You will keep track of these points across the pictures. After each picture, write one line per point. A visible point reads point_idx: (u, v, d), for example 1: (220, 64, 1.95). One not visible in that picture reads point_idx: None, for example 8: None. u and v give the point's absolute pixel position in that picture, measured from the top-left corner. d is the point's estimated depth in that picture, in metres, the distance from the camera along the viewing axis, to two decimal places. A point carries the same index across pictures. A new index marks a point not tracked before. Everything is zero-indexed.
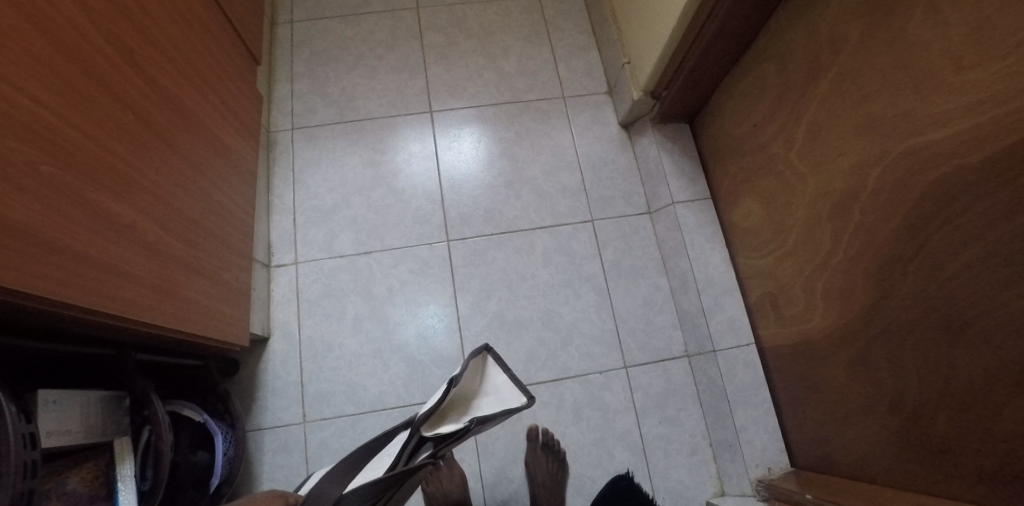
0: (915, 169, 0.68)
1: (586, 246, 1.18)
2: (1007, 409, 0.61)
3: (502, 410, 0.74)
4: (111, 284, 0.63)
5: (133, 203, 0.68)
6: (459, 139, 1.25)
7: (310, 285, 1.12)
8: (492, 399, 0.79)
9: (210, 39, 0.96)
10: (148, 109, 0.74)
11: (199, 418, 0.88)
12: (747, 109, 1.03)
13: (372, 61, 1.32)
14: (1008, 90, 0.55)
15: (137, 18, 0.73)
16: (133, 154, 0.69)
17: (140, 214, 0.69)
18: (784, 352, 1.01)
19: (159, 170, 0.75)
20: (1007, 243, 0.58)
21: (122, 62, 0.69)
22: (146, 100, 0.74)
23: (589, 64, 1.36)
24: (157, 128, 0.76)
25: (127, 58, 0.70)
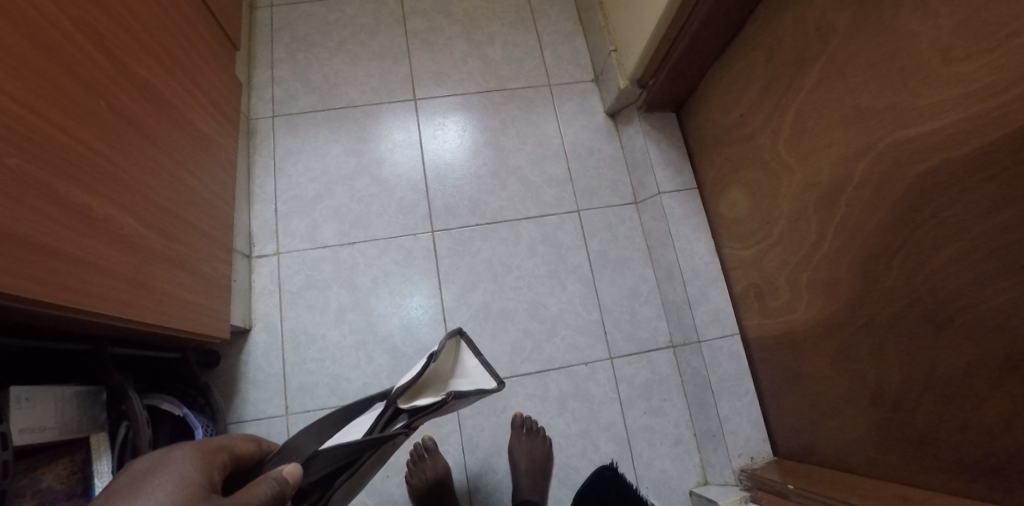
0: (902, 161, 0.67)
1: (571, 237, 1.17)
2: (990, 402, 0.61)
3: (476, 389, 0.72)
4: (86, 279, 0.61)
5: (108, 196, 0.67)
6: (443, 128, 1.23)
7: (292, 276, 1.10)
8: (466, 381, 0.77)
9: (187, 27, 0.94)
10: (123, 100, 0.72)
11: (178, 412, 0.87)
12: (733, 98, 1.02)
13: (354, 48, 1.29)
14: (998, 83, 0.54)
15: (110, 4, 0.71)
16: (107, 146, 0.67)
17: (114, 206, 0.68)
18: (768, 343, 1.01)
19: (137, 163, 0.74)
20: (994, 237, 0.57)
21: (94, 50, 0.67)
22: (122, 90, 0.72)
23: (575, 51, 1.34)
24: (132, 118, 0.74)
25: (99, 46, 0.68)
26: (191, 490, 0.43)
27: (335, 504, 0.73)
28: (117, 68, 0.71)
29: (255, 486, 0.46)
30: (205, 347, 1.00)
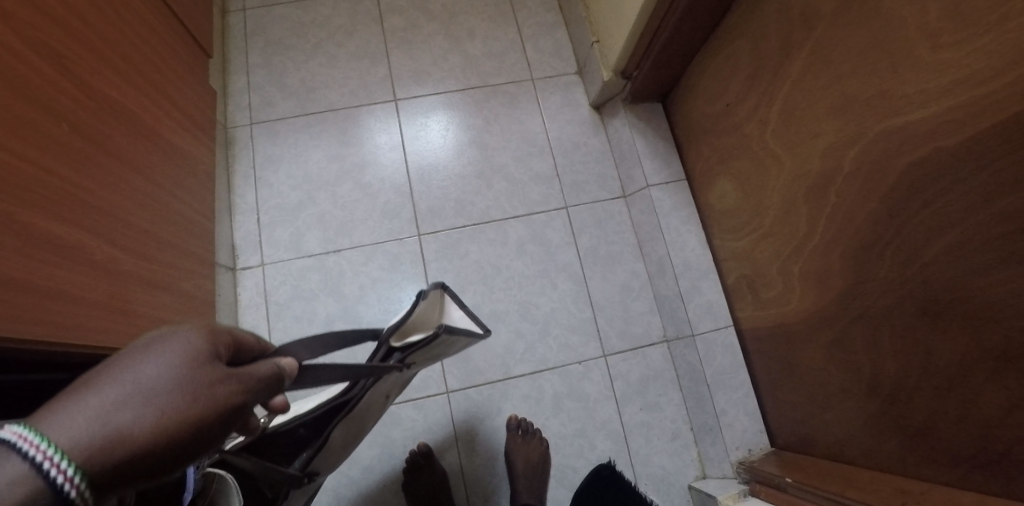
0: (892, 150, 0.65)
1: (560, 234, 1.16)
2: (987, 395, 0.60)
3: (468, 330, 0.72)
4: (59, 310, 0.60)
5: (77, 222, 0.64)
6: (426, 129, 1.21)
7: (278, 287, 1.09)
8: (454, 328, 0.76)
9: (154, 38, 0.91)
10: (90, 121, 0.70)
11: None
12: (719, 87, 1.00)
13: (331, 49, 1.26)
14: (989, 69, 0.52)
15: (67, 20, 0.68)
16: (73, 169, 0.65)
17: (85, 232, 0.66)
18: (762, 334, 0.99)
19: (108, 186, 0.72)
20: (988, 227, 0.56)
21: (53, 69, 0.64)
22: (87, 110, 0.70)
23: (558, 43, 1.31)
24: (100, 137, 0.71)
25: (58, 65, 0.65)
26: (206, 355, 0.29)
27: (337, 446, 0.77)
28: (81, 87, 0.69)
29: (253, 363, 0.33)
30: None
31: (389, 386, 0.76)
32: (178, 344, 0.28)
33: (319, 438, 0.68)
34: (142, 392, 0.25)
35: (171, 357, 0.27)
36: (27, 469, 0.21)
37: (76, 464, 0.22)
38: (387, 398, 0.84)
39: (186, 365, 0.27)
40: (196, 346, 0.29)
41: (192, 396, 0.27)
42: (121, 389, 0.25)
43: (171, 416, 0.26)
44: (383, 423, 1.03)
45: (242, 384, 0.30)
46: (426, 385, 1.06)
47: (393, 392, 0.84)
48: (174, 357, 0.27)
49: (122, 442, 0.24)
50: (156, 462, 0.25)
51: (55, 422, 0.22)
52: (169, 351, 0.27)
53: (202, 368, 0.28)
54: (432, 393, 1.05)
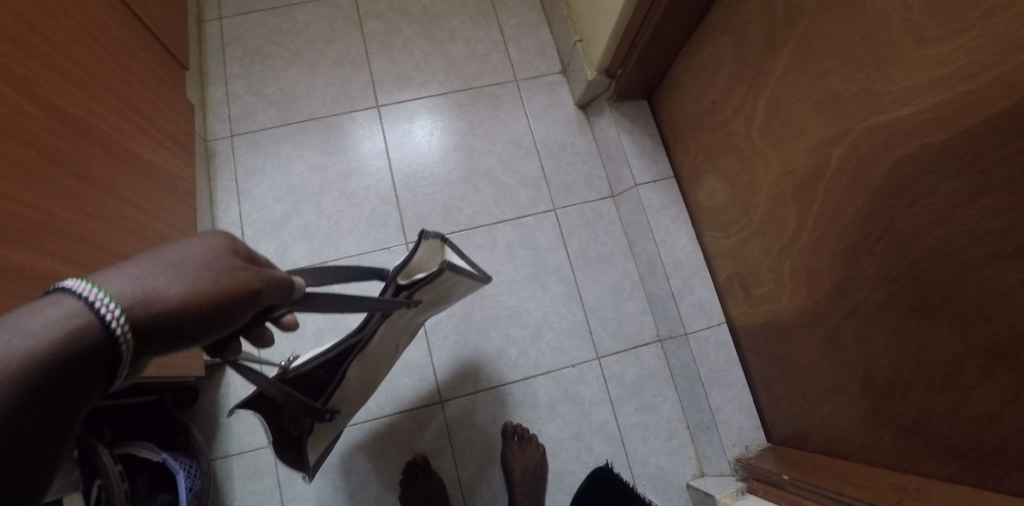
0: (879, 146, 0.64)
1: (549, 237, 1.15)
2: (980, 390, 0.59)
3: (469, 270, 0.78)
4: None
5: (51, 250, 0.63)
6: (410, 134, 1.19)
7: None
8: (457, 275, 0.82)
9: (126, 54, 0.89)
10: (60, 145, 0.68)
11: (157, 458, 0.86)
12: (704, 84, 0.99)
13: (310, 56, 1.24)
14: (973, 65, 0.51)
15: (31, 41, 0.66)
16: (43, 196, 0.63)
17: (59, 260, 0.64)
18: (755, 331, 0.99)
19: (83, 211, 0.70)
20: (977, 224, 0.55)
21: (17, 94, 0.62)
22: (57, 135, 0.67)
23: (541, 43, 1.29)
24: (70, 161, 0.69)
25: (23, 89, 0.63)
26: (226, 254, 0.44)
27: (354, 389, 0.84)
28: (49, 111, 0.67)
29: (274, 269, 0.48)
30: (181, 384, 0.98)
31: (397, 330, 0.82)
32: (200, 244, 0.43)
33: (335, 379, 0.77)
34: (173, 266, 0.39)
35: (194, 253, 0.41)
36: (81, 305, 0.33)
37: (122, 305, 0.34)
38: (400, 345, 0.90)
39: (204, 259, 0.41)
40: (219, 245, 0.44)
41: (214, 274, 0.41)
42: (165, 261, 0.39)
43: (189, 283, 0.39)
44: (378, 435, 1.02)
45: (250, 276, 0.43)
46: (419, 394, 1.05)
47: (404, 339, 0.89)
48: (194, 254, 0.41)
49: (164, 292, 0.37)
50: (196, 314, 0.38)
51: (112, 277, 0.35)
52: (195, 251, 0.41)
53: (228, 260, 0.43)
54: (426, 402, 1.04)
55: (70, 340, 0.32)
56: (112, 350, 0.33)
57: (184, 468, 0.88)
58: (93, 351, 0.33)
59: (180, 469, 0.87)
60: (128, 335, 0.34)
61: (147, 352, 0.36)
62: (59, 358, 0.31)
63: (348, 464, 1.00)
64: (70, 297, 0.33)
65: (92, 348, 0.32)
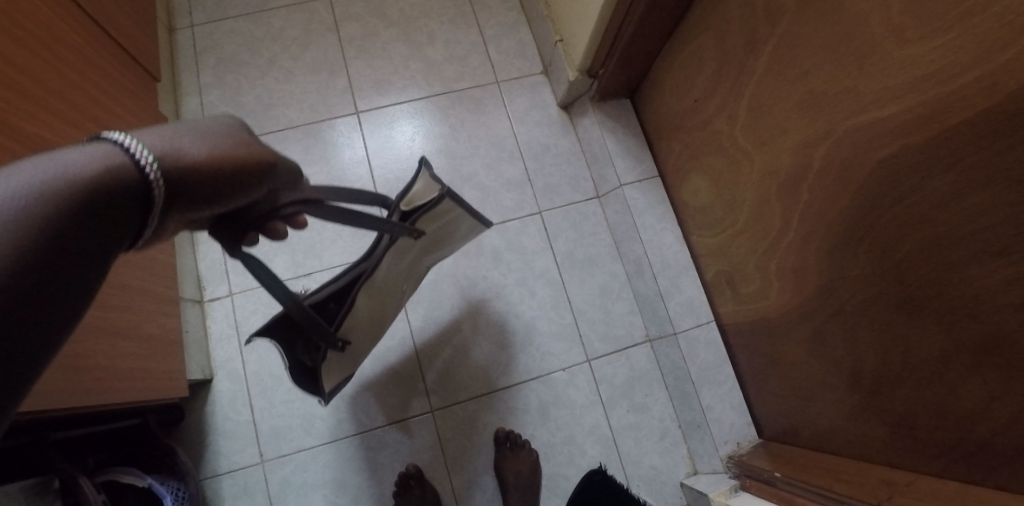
0: (862, 146, 0.64)
1: (536, 240, 1.14)
2: (965, 388, 0.59)
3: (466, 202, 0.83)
4: None
5: None
6: (392, 140, 1.17)
7: (249, 317, 1.06)
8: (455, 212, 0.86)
9: (93, 70, 0.86)
10: None
11: (142, 484, 0.84)
12: (686, 83, 0.98)
13: (287, 63, 1.21)
14: (954, 66, 0.51)
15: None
16: None
17: None
18: (743, 328, 0.99)
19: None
20: (960, 224, 0.55)
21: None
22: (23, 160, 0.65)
23: (521, 43, 1.28)
24: None
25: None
26: (238, 135, 0.49)
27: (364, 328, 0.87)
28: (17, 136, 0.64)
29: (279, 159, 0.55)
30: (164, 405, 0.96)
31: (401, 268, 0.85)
32: (213, 124, 0.47)
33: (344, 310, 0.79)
34: (192, 133, 0.43)
35: (207, 130, 0.46)
36: (117, 149, 0.35)
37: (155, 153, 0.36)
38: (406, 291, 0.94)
39: (218, 133, 0.46)
40: (228, 126, 0.49)
41: (228, 146, 0.45)
42: (185, 129, 0.43)
43: (213, 149, 0.43)
44: (368, 448, 1.01)
45: (260, 151, 0.49)
46: (409, 404, 1.04)
47: (410, 283, 0.94)
48: (207, 128, 0.46)
49: (192, 151, 0.41)
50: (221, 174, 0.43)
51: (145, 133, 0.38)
52: (206, 127, 0.46)
53: (239, 139, 0.48)
54: (417, 412, 1.03)
55: (113, 175, 0.33)
56: (148, 193, 0.35)
57: (170, 492, 0.86)
58: (135, 193, 0.35)
59: (166, 493, 0.85)
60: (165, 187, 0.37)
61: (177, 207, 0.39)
62: (103, 200, 0.32)
63: (339, 478, 0.99)
64: (110, 143, 0.34)
65: (131, 193, 0.34)
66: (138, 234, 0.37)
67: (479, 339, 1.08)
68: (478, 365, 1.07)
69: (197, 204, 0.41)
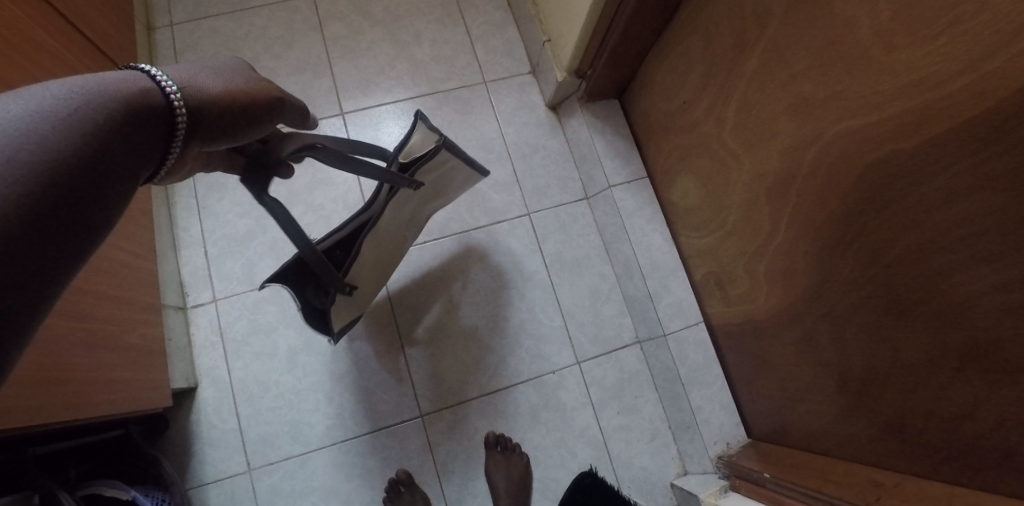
0: (851, 151, 0.64)
1: (525, 242, 1.14)
2: (952, 391, 0.59)
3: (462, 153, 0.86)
4: None
5: None
6: (378, 142, 1.16)
7: (234, 323, 1.04)
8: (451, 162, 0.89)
9: (68, 74, 0.83)
10: None
11: (126, 496, 0.82)
12: (675, 84, 0.98)
13: (269, 63, 1.19)
14: (943, 73, 0.51)
15: None
16: None
17: None
18: (732, 329, 0.99)
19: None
20: (948, 229, 0.55)
21: None
22: None
23: (508, 42, 1.27)
24: None
25: None
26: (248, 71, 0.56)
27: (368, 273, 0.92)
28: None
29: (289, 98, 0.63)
30: (147, 416, 0.95)
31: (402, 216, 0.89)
32: (224, 61, 0.54)
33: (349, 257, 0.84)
34: (208, 68, 0.50)
35: (220, 69, 0.53)
36: (144, 76, 0.41)
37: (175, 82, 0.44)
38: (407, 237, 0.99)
39: (226, 69, 0.53)
40: (237, 63, 0.56)
41: (239, 81, 0.52)
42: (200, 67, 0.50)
43: (225, 85, 0.50)
44: (358, 454, 1.00)
45: (266, 87, 0.56)
46: (399, 410, 1.03)
47: (413, 232, 0.98)
48: (219, 65, 0.53)
49: (208, 86, 0.48)
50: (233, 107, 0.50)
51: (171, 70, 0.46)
52: (216, 64, 0.53)
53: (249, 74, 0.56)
54: (406, 417, 1.02)
55: (144, 94, 0.40)
56: (172, 116, 0.42)
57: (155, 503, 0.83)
58: (162, 116, 0.41)
59: None
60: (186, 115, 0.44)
61: (196, 135, 0.45)
62: (138, 114, 0.39)
63: (328, 485, 0.98)
64: (137, 71, 0.41)
65: (158, 116, 0.41)
66: (164, 158, 0.43)
67: (469, 339, 1.08)
68: (464, 320, 1.09)
69: (212, 134, 0.48)
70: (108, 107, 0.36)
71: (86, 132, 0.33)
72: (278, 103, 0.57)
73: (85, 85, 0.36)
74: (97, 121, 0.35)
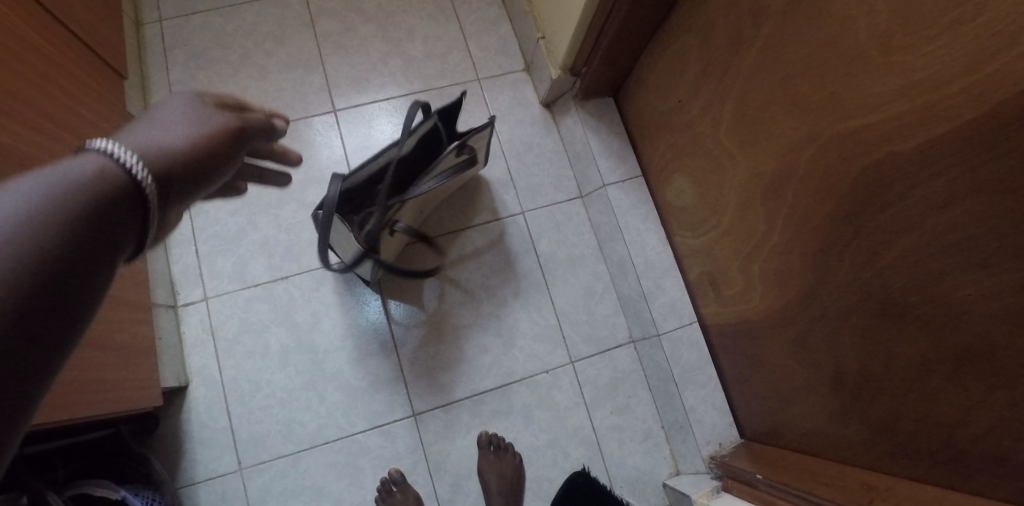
0: (847, 152, 0.63)
1: (519, 241, 1.13)
2: (946, 395, 0.59)
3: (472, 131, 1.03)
4: None
5: None
6: (371, 139, 1.15)
7: (225, 322, 1.04)
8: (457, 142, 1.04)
9: (55, 71, 0.82)
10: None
11: (116, 496, 0.81)
12: (670, 83, 0.97)
13: (260, 59, 1.18)
14: (941, 75, 0.50)
15: None
16: None
17: None
18: (725, 330, 0.99)
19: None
20: (944, 233, 0.54)
21: None
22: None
23: (502, 39, 1.26)
24: None
25: None
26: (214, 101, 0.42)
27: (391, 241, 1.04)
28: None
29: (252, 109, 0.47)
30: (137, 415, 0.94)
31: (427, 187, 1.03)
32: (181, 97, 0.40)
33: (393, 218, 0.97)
34: (168, 122, 0.37)
35: (178, 107, 0.39)
36: (107, 162, 0.30)
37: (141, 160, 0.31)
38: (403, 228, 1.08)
39: (191, 112, 0.39)
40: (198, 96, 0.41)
41: (213, 126, 0.40)
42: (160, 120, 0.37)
43: (195, 137, 0.38)
44: (349, 453, 1.00)
45: (234, 122, 0.42)
46: (391, 409, 1.02)
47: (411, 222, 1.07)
48: (176, 106, 0.39)
49: (173, 148, 0.35)
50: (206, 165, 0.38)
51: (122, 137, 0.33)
52: (174, 109, 0.39)
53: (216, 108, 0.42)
54: (399, 417, 1.02)
55: (100, 188, 0.29)
56: (140, 204, 0.31)
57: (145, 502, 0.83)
58: (132, 202, 0.30)
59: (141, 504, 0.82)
60: (157, 188, 0.32)
61: (171, 205, 0.34)
62: (94, 217, 0.28)
63: (320, 484, 0.98)
64: (97, 154, 0.30)
65: (122, 203, 0.30)
66: (140, 244, 0.32)
67: (463, 338, 1.07)
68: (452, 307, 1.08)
69: (186, 195, 0.36)
70: (47, 230, 0.26)
71: (2, 288, 0.23)
72: (243, 135, 0.43)
73: (31, 196, 0.26)
74: (26, 259, 0.25)
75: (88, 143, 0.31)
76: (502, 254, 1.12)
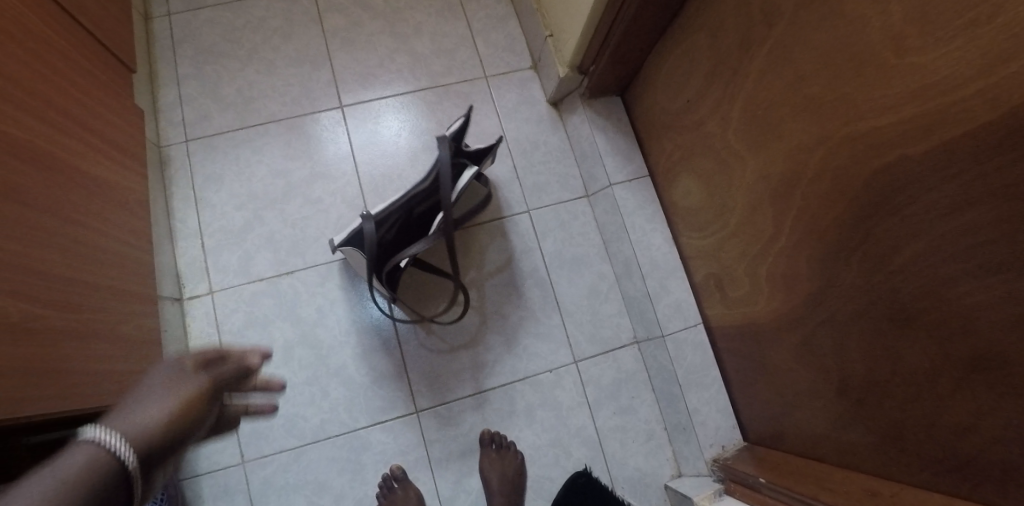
0: (857, 155, 0.62)
1: (524, 239, 1.13)
2: (956, 402, 0.58)
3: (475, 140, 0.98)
4: None
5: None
6: (377, 135, 1.15)
7: (230, 315, 1.04)
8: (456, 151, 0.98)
9: (64, 63, 0.82)
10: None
11: None
12: (679, 82, 0.96)
13: (268, 54, 1.18)
14: (957, 77, 0.49)
15: None
16: None
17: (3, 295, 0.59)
18: (731, 332, 0.98)
19: (31, 241, 0.66)
20: (956, 238, 0.53)
21: None
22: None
23: (510, 37, 1.25)
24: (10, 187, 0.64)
25: None
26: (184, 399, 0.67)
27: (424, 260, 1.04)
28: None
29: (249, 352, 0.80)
30: None
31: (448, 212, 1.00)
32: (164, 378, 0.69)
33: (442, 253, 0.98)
34: (146, 392, 0.65)
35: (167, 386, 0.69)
36: (97, 451, 0.42)
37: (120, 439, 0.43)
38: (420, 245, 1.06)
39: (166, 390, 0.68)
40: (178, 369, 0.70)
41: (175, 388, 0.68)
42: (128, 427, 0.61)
43: (169, 408, 0.66)
44: (351, 449, 1.00)
45: (199, 387, 0.70)
46: (393, 405, 1.02)
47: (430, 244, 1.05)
48: (156, 401, 0.66)
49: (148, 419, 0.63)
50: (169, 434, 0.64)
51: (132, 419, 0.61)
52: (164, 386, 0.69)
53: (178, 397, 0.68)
54: (401, 413, 1.02)
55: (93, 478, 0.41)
56: (124, 478, 0.43)
57: None
58: (117, 476, 0.42)
59: None
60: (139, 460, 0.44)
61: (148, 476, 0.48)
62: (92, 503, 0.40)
63: (322, 479, 0.98)
64: (90, 444, 0.42)
65: (111, 481, 0.42)
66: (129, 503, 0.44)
67: (467, 336, 1.07)
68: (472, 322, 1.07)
69: (176, 445, 0.64)
70: None
71: None
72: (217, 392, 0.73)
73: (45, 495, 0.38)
74: None
75: (85, 431, 0.43)
76: (485, 229, 1.13)
